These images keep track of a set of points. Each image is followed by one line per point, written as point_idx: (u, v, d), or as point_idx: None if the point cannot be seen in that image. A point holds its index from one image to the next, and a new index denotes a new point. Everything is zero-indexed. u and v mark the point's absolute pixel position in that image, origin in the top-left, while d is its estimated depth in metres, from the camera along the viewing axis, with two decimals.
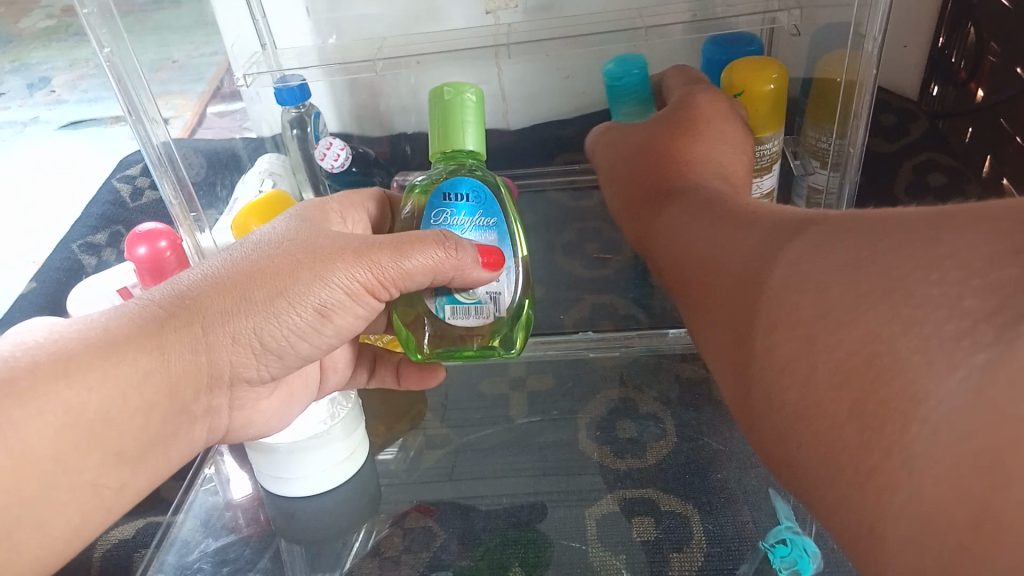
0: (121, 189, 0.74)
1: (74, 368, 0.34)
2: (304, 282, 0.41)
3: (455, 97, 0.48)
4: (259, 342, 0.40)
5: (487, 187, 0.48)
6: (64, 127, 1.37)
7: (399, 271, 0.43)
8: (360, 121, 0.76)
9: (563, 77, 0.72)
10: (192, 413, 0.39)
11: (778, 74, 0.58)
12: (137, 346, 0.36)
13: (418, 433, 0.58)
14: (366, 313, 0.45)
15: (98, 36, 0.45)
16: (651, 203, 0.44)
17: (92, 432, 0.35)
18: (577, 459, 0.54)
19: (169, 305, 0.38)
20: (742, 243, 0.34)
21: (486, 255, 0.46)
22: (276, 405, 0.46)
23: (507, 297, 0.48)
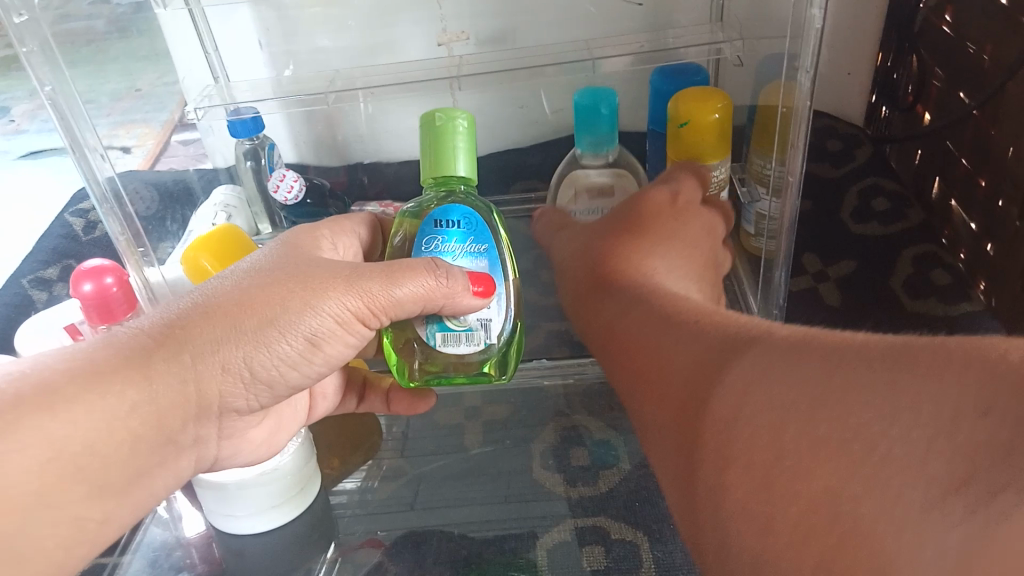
0: (73, 222, 0.74)
1: (59, 400, 0.34)
2: (295, 310, 0.41)
3: (446, 123, 0.49)
4: (248, 372, 0.40)
5: (478, 214, 0.48)
6: (22, 158, 1.36)
7: (389, 299, 0.43)
8: (316, 152, 0.77)
9: (518, 107, 0.74)
10: (178, 445, 0.39)
11: (722, 104, 0.59)
12: (126, 376, 0.36)
13: (374, 464, 0.58)
14: (356, 343, 0.45)
15: (37, 74, 0.45)
16: (596, 284, 0.48)
17: (76, 465, 0.34)
18: (531, 487, 0.54)
19: (158, 333, 0.37)
20: (700, 343, 0.35)
21: (476, 283, 0.46)
22: (265, 433, 0.47)
23: (497, 323, 0.48)
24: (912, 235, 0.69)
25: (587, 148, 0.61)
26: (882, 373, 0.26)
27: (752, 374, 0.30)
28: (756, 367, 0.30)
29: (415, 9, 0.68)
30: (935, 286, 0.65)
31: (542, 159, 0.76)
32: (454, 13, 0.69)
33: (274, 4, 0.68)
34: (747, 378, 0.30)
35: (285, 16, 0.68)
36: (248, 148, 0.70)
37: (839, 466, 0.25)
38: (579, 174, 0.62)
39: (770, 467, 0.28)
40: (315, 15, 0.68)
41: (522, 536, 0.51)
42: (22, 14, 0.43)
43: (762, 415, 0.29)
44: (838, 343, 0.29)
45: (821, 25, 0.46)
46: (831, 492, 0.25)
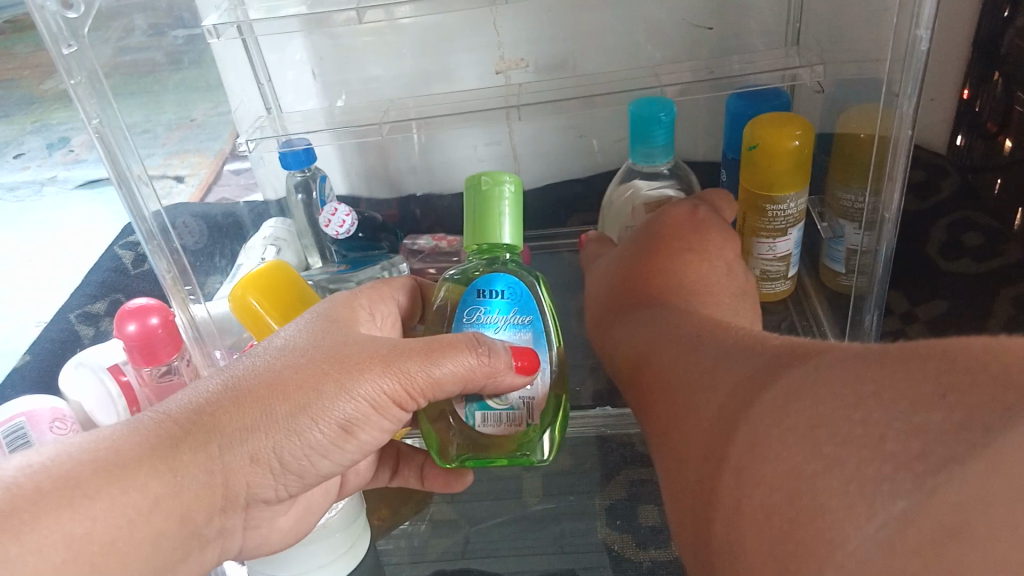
0: (123, 255, 0.72)
1: (80, 495, 0.32)
2: (328, 396, 0.38)
3: (494, 187, 0.46)
4: (278, 462, 0.38)
5: (523, 283, 0.45)
6: (80, 188, 1.37)
7: (428, 379, 0.40)
8: (368, 184, 0.74)
9: (577, 136, 0.70)
10: (203, 537, 0.37)
11: (801, 130, 0.55)
12: (149, 469, 0.34)
13: (424, 516, 0.54)
14: (391, 425, 0.42)
15: (86, 106, 0.43)
16: (628, 318, 0.46)
17: (93, 566, 0.32)
18: (597, 546, 0.50)
19: (186, 422, 0.36)
20: (726, 371, 0.33)
21: (520, 359, 0.43)
22: (290, 520, 0.43)
23: (541, 400, 0.45)
24: (1004, 274, 0.65)
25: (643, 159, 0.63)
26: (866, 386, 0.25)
27: (773, 396, 0.29)
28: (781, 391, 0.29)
29: (472, 37, 0.66)
30: None
31: (601, 190, 0.72)
32: (513, 39, 0.66)
33: (328, 34, 0.66)
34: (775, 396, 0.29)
35: (340, 46, 0.67)
36: (299, 180, 0.68)
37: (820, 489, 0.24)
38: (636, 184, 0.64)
39: (759, 477, 0.27)
40: (369, 44, 0.66)
41: None
42: (71, 44, 0.42)
43: (769, 432, 0.28)
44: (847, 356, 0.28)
45: (928, 48, 0.43)
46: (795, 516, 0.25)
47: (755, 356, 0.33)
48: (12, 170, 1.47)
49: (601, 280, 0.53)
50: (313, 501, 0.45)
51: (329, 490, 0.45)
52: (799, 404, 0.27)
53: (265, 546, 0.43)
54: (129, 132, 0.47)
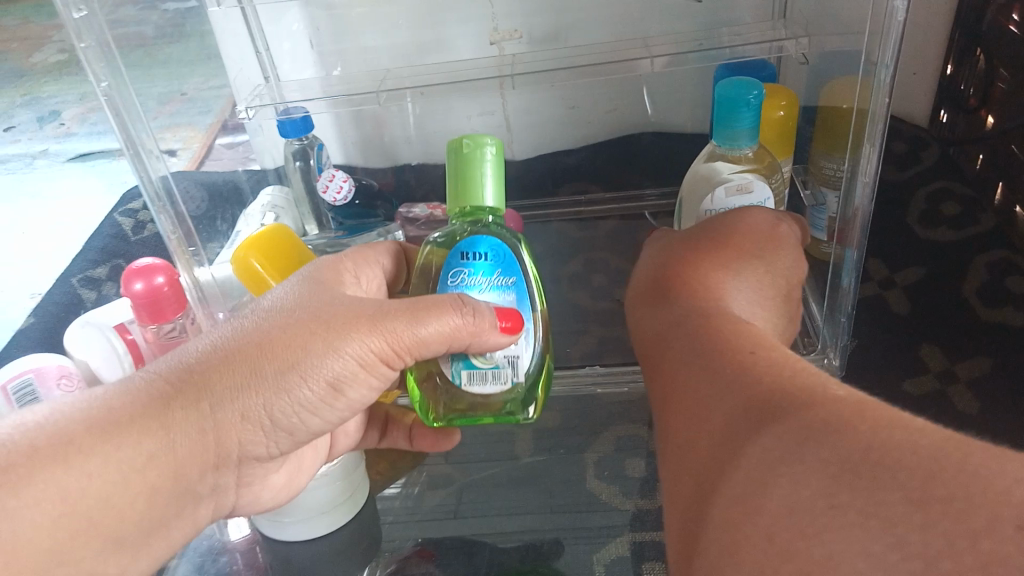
0: (123, 222, 0.74)
1: (74, 453, 0.34)
2: (316, 354, 0.39)
3: (475, 150, 0.46)
4: (268, 419, 0.39)
5: (506, 244, 0.46)
6: (71, 160, 1.38)
7: (414, 339, 0.41)
8: (364, 154, 0.76)
9: (568, 108, 0.72)
10: (196, 494, 0.38)
11: (786, 101, 0.57)
12: (141, 428, 0.35)
13: (420, 470, 0.56)
14: (380, 383, 0.43)
15: (94, 70, 0.44)
16: (648, 306, 0.41)
17: (90, 519, 0.34)
18: (585, 497, 0.52)
19: (176, 381, 0.37)
20: (723, 396, 0.31)
21: (505, 319, 0.44)
22: (286, 478, 0.45)
23: (525, 360, 0.46)
24: (982, 241, 0.66)
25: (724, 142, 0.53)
26: (924, 480, 0.24)
27: (771, 442, 0.27)
28: (782, 436, 0.27)
29: (467, 8, 0.67)
30: (1011, 295, 0.62)
31: (592, 160, 0.74)
32: (506, 10, 0.68)
33: (323, 5, 0.67)
34: (775, 446, 0.27)
35: (336, 16, 0.68)
36: (296, 148, 0.69)
37: (824, 558, 0.24)
38: (715, 168, 0.53)
39: (750, 528, 0.26)
40: (365, 13, 0.67)
41: (575, 563, 0.49)
42: (80, 8, 0.43)
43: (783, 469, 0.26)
44: (888, 430, 0.26)
45: (904, 19, 0.44)
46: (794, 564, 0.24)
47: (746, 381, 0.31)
48: (3, 142, 1.46)
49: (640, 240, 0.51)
50: (306, 456, 0.46)
51: (320, 446, 0.47)
52: (803, 453, 0.26)
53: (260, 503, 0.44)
54: (141, 105, 0.49)
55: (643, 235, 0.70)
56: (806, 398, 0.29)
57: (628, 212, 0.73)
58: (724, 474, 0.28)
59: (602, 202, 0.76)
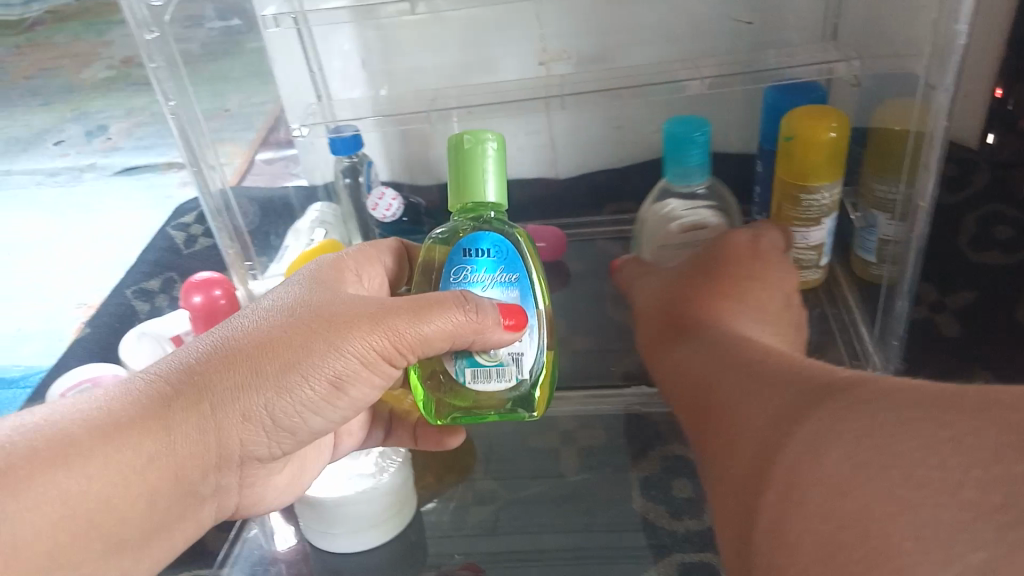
0: (175, 235, 0.75)
1: (74, 454, 0.34)
2: (318, 353, 0.40)
3: (475, 145, 0.47)
4: (270, 420, 0.40)
5: (508, 241, 0.46)
6: (116, 174, 1.41)
7: (416, 336, 0.42)
8: (410, 171, 0.77)
9: (612, 127, 0.72)
10: (199, 494, 0.39)
11: (838, 122, 0.57)
12: (142, 429, 0.36)
13: (466, 486, 0.56)
14: (383, 382, 0.43)
15: (163, 88, 0.46)
16: (680, 334, 0.47)
17: (92, 523, 0.34)
18: (632, 517, 0.52)
19: (178, 381, 0.37)
20: (777, 392, 0.34)
21: (508, 316, 0.44)
22: (288, 478, 0.46)
23: (530, 357, 0.46)
24: None
25: (677, 178, 0.62)
26: (936, 418, 0.26)
27: (813, 424, 0.30)
28: (824, 413, 0.30)
29: (516, 28, 0.68)
30: None
31: (637, 180, 0.74)
32: (555, 31, 0.68)
33: (374, 25, 0.68)
34: (818, 421, 0.30)
35: (386, 36, 0.69)
36: (346, 166, 0.71)
37: (856, 504, 0.26)
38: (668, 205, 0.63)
39: (791, 493, 0.29)
40: (414, 32, 0.69)
41: None
42: (152, 30, 0.44)
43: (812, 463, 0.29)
44: (901, 387, 0.29)
45: (967, 43, 0.44)
46: (834, 509, 0.27)
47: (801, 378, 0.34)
48: (52, 156, 1.50)
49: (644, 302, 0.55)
50: (307, 458, 0.47)
51: (322, 446, 0.48)
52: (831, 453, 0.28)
53: (262, 503, 0.44)
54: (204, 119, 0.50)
55: None
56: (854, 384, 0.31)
57: None
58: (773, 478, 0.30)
59: None
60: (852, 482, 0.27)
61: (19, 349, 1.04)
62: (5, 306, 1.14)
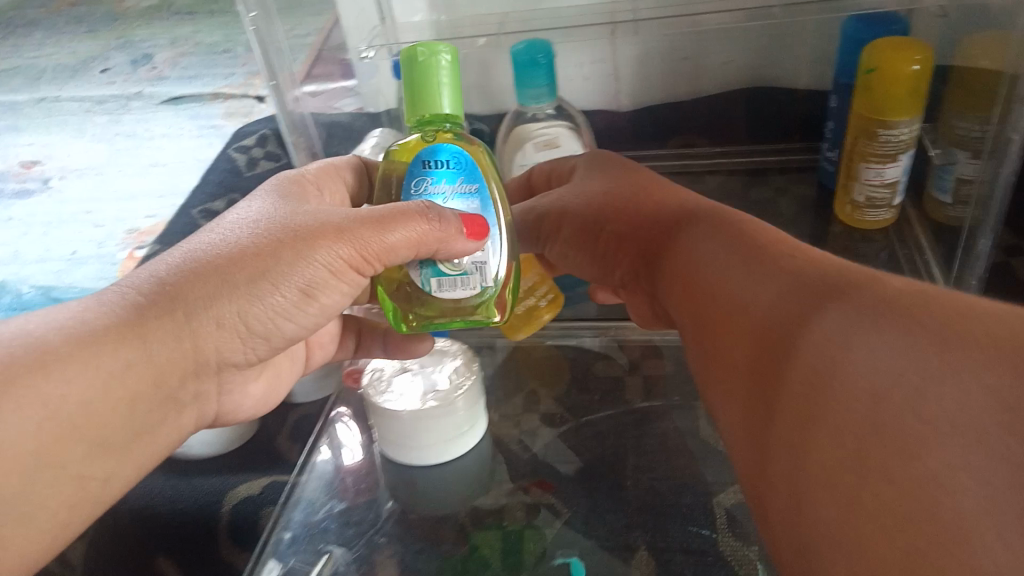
0: (237, 157, 0.77)
1: (53, 361, 0.33)
2: (286, 262, 0.40)
3: (429, 58, 0.42)
4: (244, 326, 0.40)
5: (468, 150, 0.42)
6: (163, 104, 1.41)
7: (382, 246, 0.40)
8: (470, 100, 0.76)
9: (680, 59, 0.71)
10: (179, 401, 0.40)
11: (922, 56, 0.55)
12: (118, 336, 0.35)
13: (532, 412, 0.55)
14: (354, 288, 0.43)
15: None
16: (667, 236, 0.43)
17: (74, 425, 0.34)
18: (699, 445, 0.51)
19: (152, 293, 0.37)
20: (767, 294, 0.33)
21: (472, 225, 0.41)
22: (263, 388, 0.47)
23: (494, 264, 0.43)
24: None
25: (530, 101, 0.59)
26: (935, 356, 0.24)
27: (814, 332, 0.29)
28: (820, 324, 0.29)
29: None
30: None
31: (704, 113, 0.73)
32: None
33: None
34: (817, 349, 0.28)
35: None
36: None
37: (840, 410, 0.26)
38: (527, 128, 0.60)
39: (788, 416, 0.28)
40: None
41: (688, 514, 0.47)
42: None
43: (814, 376, 0.27)
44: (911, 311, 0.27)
45: None
46: (845, 448, 0.25)
47: (785, 273, 0.33)
48: (98, 84, 1.49)
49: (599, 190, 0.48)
50: (281, 367, 0.49)
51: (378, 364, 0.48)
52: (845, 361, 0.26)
53: (238, 411, 0.46)
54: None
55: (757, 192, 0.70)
56: (868, 288, 0.29)
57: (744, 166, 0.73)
58: (771, 388, 0.30)
59: (708, 155, 0.75)
60: (842, 394, 0.26)
61: (73, 271, 1.05)
62: (57, 230, 1.15)
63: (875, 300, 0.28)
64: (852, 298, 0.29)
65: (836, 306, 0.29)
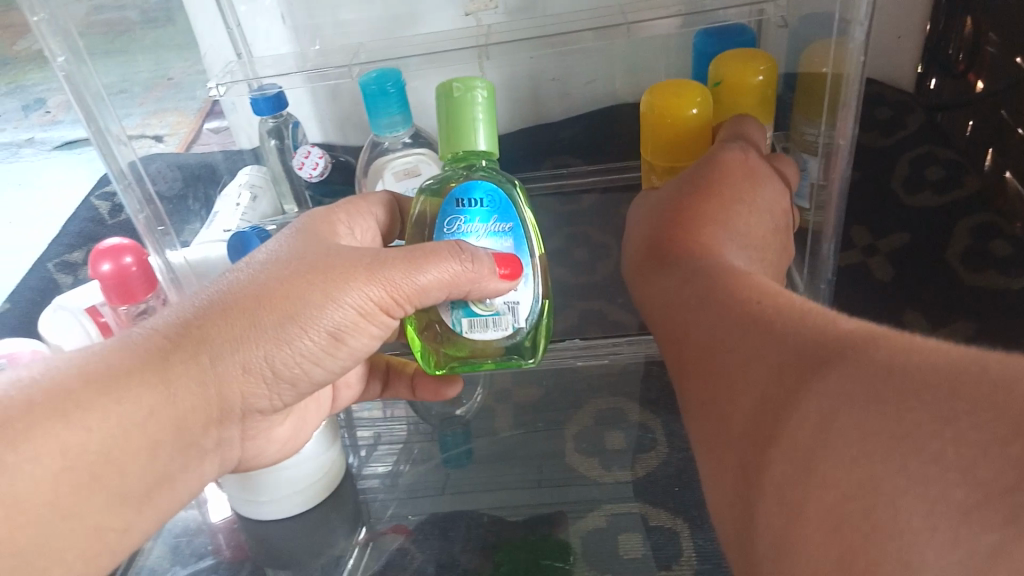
0: (99, 206, 0.74)
1: (73, 406, 0.32)
2: (316, 304, 0.38)
3: (465, 94, 0.45)
4: (270, 371, 0.39)
5: (501, 190, 0.45)
6: (56, 149, 1.35)
7: (413, 288, 0.41)
8: (343, 132, 0.74)
9: (550, 80, 0.71)
10: (201, 448, 0.38)
11: (766, 66, 0.56)
12: (141, 380, 0.34)
13: (405, 448, 0.57)
14: (381, 331, 0.43)
15: (50, 45, 0.45)
16: (671, 290, 0.41)
17: (92, 474, 0.33)
18: (564, 472, 0.53)
19: (174, 335, 0.36)
20: (756, 369, 0.31)
21: (504, 266, 0.43)
22: (288, 430, 0.46)
23: (525, 306, 0.45)
24: (970, 203, 0.64)
25: (386, 131, 0.58)
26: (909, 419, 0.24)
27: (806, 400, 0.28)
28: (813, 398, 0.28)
29: None
30: (994, 258, 0.60)
31: (575, 133, 0.73)
32: None
33: None
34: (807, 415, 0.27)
35: None
36: (271, 127, 0.67)
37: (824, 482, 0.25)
38: (384, 159, 0.59)
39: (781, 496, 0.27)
40: None
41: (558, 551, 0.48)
42: None
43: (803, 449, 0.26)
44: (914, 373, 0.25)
45: None
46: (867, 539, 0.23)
47: (777, 339, 0.31)
48: None
49: (636, 224, 0.50)
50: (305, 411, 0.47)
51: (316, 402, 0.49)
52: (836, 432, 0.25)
53: (263, 456, 0.44)
54: (107, 90, 0.50)
55: (627, 209, 0.70)
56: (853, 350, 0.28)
57: (610, 185, 0.73)
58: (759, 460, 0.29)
59: (584, 173, 0.75)
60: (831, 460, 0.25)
61: None
62: None
63: (872, 373, 0.26)
64: (830, 371, 0.27)
65: (816, 380, 0.27)
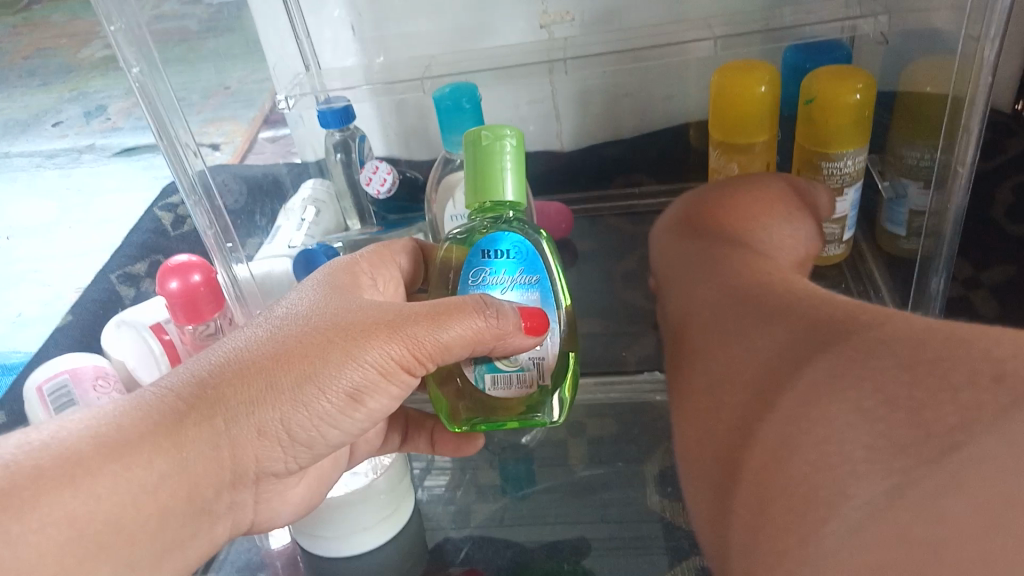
0: (162, 217, 0.74)
1: (83, 474, 0.30)
2: (335, 364, 0.36)
3: (493, 142, 0.42)
4: (287, 433, 0.36)
5: (529, 241, 0.42)
6: (115, 156, 1.35)
7: (436, 344, 0.38)
8: (407, 146, 0.72)
9: (623, 95, 0.67)
10: (214, 513, 0.35)
11: (864, 83, 0.52)
12: (153, 445, 0.32)
13: (467, 477, 0.56)
14: (401, 392, 0.40)
15: (125, 54, 0.44)
16: (670, 279, 0.38)
17: (100, 543, 0.30)
18: (642, 512, 0.51)
19: (189, 396, 0.34)
20: (754, 346, 0.28)
21: (530, 320, 0.40)
22: (303, 490, 0.42)
23: (551, 360, 0.42)
24: None
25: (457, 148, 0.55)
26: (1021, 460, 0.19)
27: (789, 409, 0.25)
28: (796, 396, 0.25)
29: None
30: None
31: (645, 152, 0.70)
32: None
33: None
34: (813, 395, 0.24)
35: (378, 3, 0.64)
36: (337, 141, 0.65)
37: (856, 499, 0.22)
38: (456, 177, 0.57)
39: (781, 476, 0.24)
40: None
41: None
42: None
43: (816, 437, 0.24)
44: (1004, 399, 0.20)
45: None
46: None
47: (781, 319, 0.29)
48: (48, 138, 1.43)
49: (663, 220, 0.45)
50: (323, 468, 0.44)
51: (339, 458, 0.45)
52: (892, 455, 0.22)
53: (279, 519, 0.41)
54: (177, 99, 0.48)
55: None
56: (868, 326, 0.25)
57: None
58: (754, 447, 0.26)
59: (656, 194, 0.71)
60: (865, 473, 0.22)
61: (16, 336, 0.99)
62: (4, 292, 1.10)
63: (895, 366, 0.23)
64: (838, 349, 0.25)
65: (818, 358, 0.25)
